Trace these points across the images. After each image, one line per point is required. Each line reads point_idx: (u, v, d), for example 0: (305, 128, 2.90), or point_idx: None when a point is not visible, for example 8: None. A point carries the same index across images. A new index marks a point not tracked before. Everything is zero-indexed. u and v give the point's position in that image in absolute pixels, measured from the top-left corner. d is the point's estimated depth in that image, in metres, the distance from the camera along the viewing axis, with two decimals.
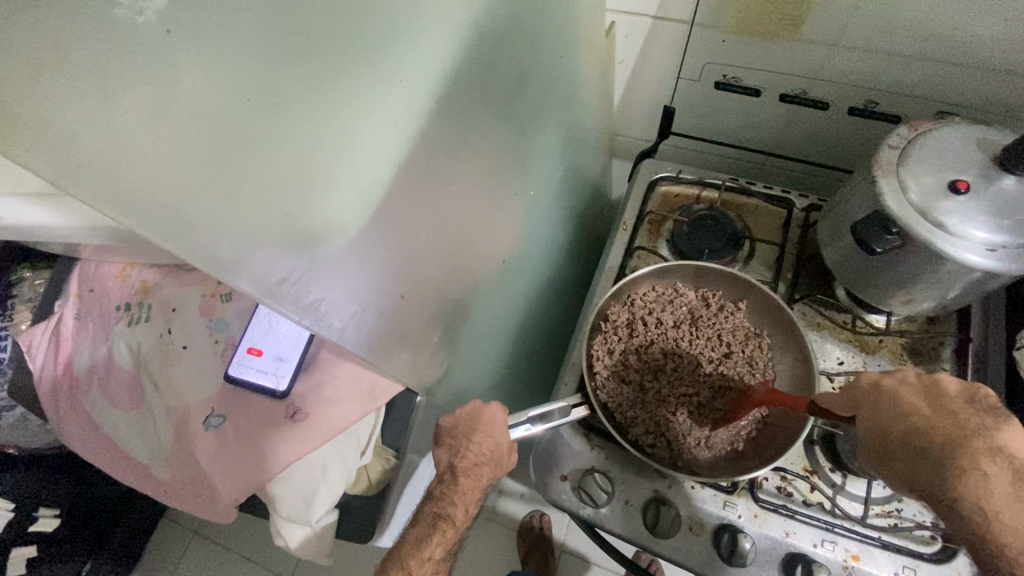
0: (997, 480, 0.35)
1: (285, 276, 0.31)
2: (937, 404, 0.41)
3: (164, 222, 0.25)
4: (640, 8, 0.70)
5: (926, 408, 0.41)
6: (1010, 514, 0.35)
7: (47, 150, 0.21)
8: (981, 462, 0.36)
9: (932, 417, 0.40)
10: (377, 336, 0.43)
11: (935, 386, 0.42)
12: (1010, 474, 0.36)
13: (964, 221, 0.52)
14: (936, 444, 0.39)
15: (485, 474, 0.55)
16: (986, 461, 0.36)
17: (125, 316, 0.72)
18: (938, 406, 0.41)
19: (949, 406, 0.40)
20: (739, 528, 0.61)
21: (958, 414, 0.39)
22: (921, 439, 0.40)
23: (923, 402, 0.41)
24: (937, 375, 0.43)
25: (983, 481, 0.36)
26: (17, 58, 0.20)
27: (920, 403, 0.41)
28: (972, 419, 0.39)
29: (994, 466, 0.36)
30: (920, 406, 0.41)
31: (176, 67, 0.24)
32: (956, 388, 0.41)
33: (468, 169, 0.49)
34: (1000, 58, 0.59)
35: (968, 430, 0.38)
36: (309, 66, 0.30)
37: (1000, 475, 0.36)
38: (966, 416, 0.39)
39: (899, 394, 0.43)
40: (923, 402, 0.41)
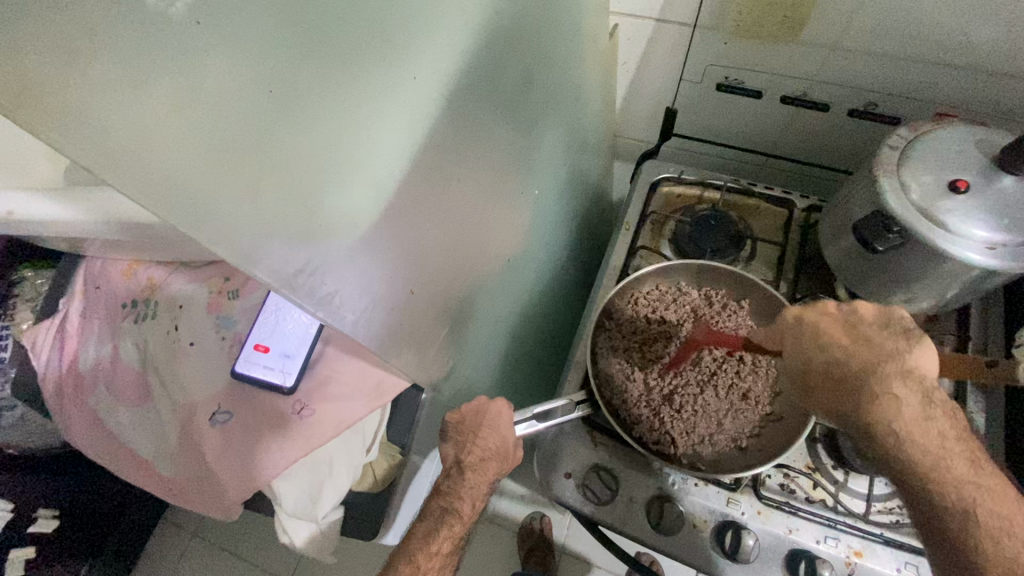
0: (911, 405, 0.39)
1: (301, 268, 0.31)
2: (858, 333, 0.43)
3: (189, 212, 0.25)
4: (643, 11, 0.71)
5: (847, 339, 0.43)
6: (919, 431, 0.39)
7: (78, 135, 0.21)
8: (893, 387, 0.40)
9: (855, 350, 0.42)
10: (388, 331, 0.43)
11: (851, 312, 0.44)
12: (920, 394, 0.40)
13: (964, 220, 0.53)
14: (858, 375, 0.42)
15: (491, 469, 0.56)
16: (903, 389, 0.40)
17: (132, 314, 0.72)
18: (858, 334, 0.43)
19: (868, 334, 0.43)
20: (743, 525, 0.61)
21: (878, 343, 0.42)
22: (842, 368, 0.43)
23: (845, 332, 0.43)
24: (855, 303, 0.44)
25: (902, 408, 0.39)
26: (56, 42, 0.20)
27: (841, 335, 0.43)
28: (890, 346, 0.42)
29: (904, 389, 0.39)
30: (840, 337, 0.43)
31: (202, 59, 0.24)
32: (870, 313, 0.44)
33: (476, 166, 0.50)
34: (997, 62, 0.60)
35: (883, 356, 0.41)
36: (326, 62, 0.30)
37: (909, 398, 0.39)
38: (881, 341, 0.42)
39: (822, 326, 0.44)
40: (842, 331, 0.43)
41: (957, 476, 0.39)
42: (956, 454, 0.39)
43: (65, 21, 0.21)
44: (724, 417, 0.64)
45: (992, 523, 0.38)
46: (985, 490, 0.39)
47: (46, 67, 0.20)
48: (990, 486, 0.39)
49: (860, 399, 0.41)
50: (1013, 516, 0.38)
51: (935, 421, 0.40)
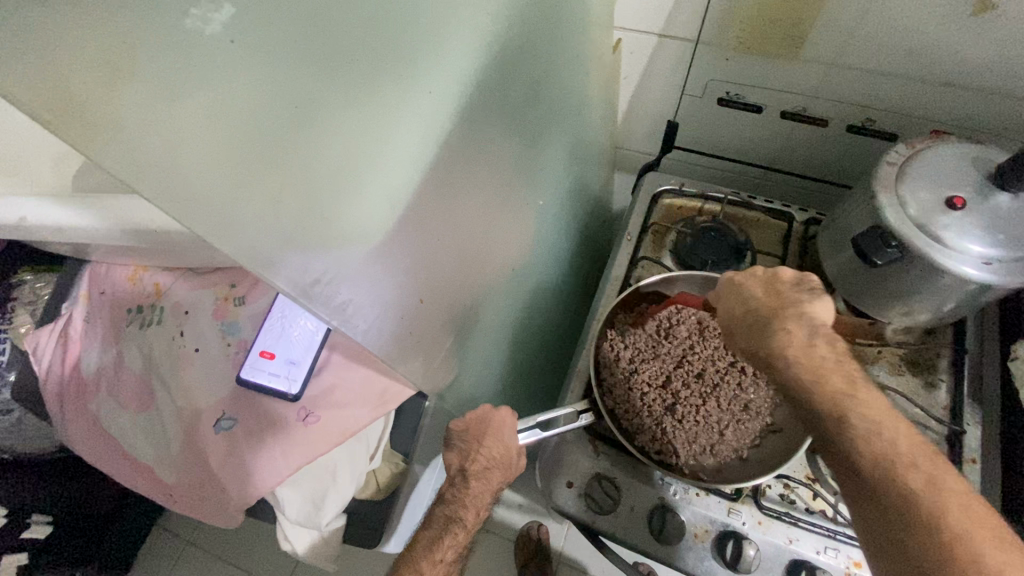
0: (798, 335, 0.43)
1: (317, 277, 0.32)
2: (771, 287, 0.47)
3: (214, 222, 0.26)
4: (646, 26, 0.72)
5: (761, 291, 0.47)
6: (804, 355, 0.42)
7: (115, 149, 0.22)
8: (788, 323, 0.44)
9: (764, 300, 0.46)
10: (398, 339, 0.44)
11: (773, 274, 0.48)
12: (807, 329, 0.43)
13: (961, 236, 0.54)
14: (761, 318, 0.46)
15: (494, 477, 0.57)
16: (792, 323, 0.44)
17: (138, 319, 0.72)
18: (768, 289, 0.47)
19: (779, 288, 0.46)
20: (743, 535, 0.62)
21: (783, 294, 0.46)
22: (752, 314, 0.47)
23: (761, 288, 0.47)
24: (777, 267, 0.48)
25: (791, 338, 0.43)
26: (101, 58, 0.21)
27: (758, 289, 0.47)
28: (794, 296, 0.45)
29: (795, 326, 0.43)
30: (757, 291, 0.47)
31: (233, 74, 0.25)
32: (790, 273, 0.47)
33: (486, 177, 0.51)
34: (992, 81, 0.62)
35: (783, 303, 0.45)
36: (349, 77, 0.31)
37: (798, 332, 0.43)
38: (789, 293, 0.46)
39: (745, 284, 0.49)
40: (760, 287, 0.47)
41: (829, 386, 0.41)
42: (835, 370, 0.41)
43: (107, 35, 0.21)
44: (726, 428, 0.64)
45: (862, 425, 0.39)
46: (859, 398, 0.40)
47: (90, 80, 0.21)
48: (866, 398, 0.40)
49: (761, 332, 0.45)
50: (889, 424, 0.39)
51: (820, 350, 0.42)
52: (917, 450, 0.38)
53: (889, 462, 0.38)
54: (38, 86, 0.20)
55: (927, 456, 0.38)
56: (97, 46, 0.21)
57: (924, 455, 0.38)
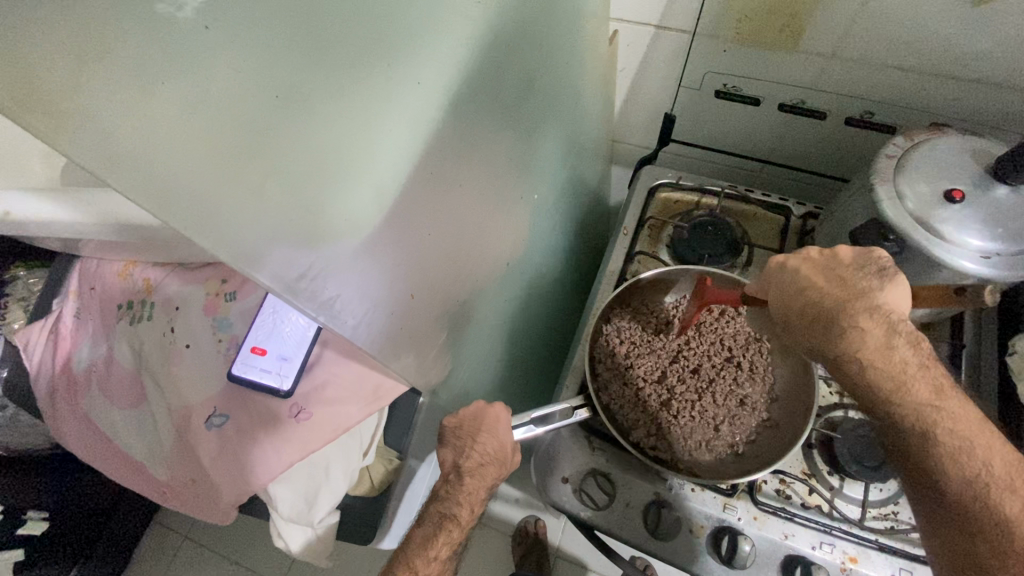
0: (874, 334, 0.41)
1: (304, 273, 0.31)
2: (832, 275, 0.44)
3: (193, 215, 0.25)
4: (643, 17, 0.71)
5: (822, 281, 0.44)
6: (882, 358, 0.41)
7: (83, 136, 0.21)
8: (859, 319, 0.41)
9: (829, 290, 0.44)
10: (388, 335, 0.43)
11: (831, 258, 0.45)
12: (884, 326, 0.41)
13: (959, 230, 0.54)
14: (826, 311, 0.43)
15: (489, 474, 0.56)
16: (865, 319, 0.41)
17: (127, 314, 0.71)
18: (830, 277, 0.44)
19: (843, 275, 0.44)
20: (739, 531, 0.62)
21: (849, 281, 0.43)
22: (816, 306, 0.44)
23: (821, 277, 0.45)
24: (834, 249, 0.46)
25: (866, 338, 0.41)
26: (69, 42, 0.21)
27: (818, 278, 0.45)
28: (862, 284, 0.43)
29: (870, 321, 0.41)
30: (817, 282, 0.45)
31: (210, 62, 0.24)
32: (849, 255, 0.45)
33: (478, 171, 0.50)
34: (992, 73, 0.61)
35: (853, 292, 0.43)
36: (332, 66, 0.30)
37: (874, 329, 0.41)
38: (856, 281, 0.43)
39: (801, 272, 0.46)
40: (820, 276, 0.45)
41: (914, 396, 0.40)
42: (918, 379, 0.41)
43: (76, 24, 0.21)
44: (721, 423, 0.64)
45: (950, 445, 0.39)
46: (946, 411, 0.40)
47: (56, 66, 0.21)
48: (952, 411, 0.40)
49: (829, 331, 0.43)
50: (979, 441, 0.39)
51: (899, 350, 0.41)
52: (1013, 471, 0.39)
53: (981, 485, 0.39)
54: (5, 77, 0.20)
55: (1022, 476, 0.39)
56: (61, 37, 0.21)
57: (1015, 473, 0.39)
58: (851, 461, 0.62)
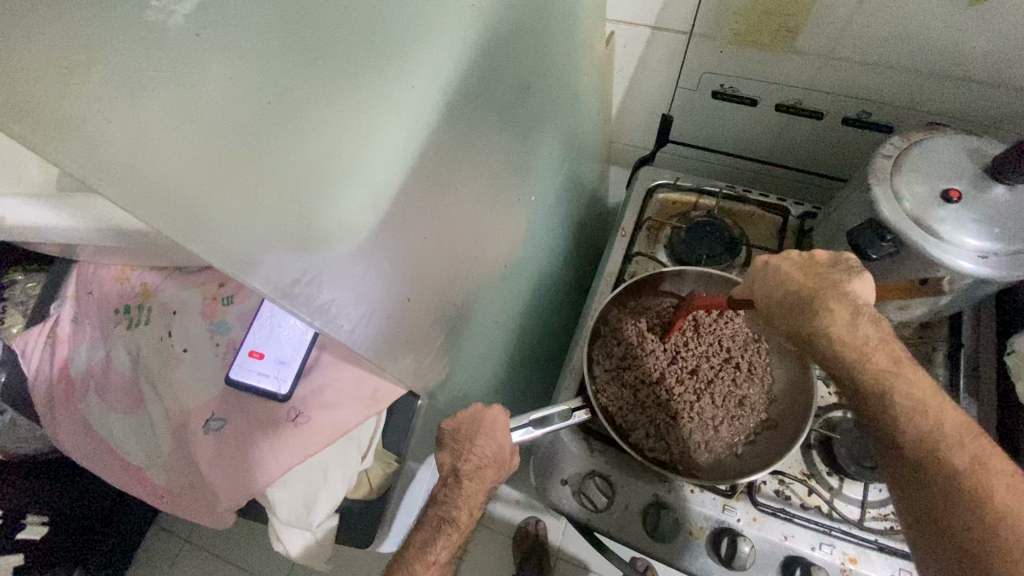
0: (840, 313, 0.43)
1: (298, 277, 0.31)
2: (807, 268, 0.47)
3: (185, 221, 0.25)
4: (639, 18, 0.71)
5: (797, 273, 0.47)
6: (845, 332, 0.43)
7: (73, 144, 0.21)
8: (828, 302, 0.44)
9: (802, 280, 0.46)
10: (384, 338, 0.43)
11: (806, 256, 0.48)
12: (850, 308, 0.43)
13: (956, 229, 0.54)
14: (798, 296, 0.46)
15: (488, 476, 0.56)
16: (833, 301, 0.44)
17: (124, 319, 0.71)
18: (803, 269, 0.47)
19: (815, 268, 0.47)
20: (738, 532, 0.61)
21: (820, 273, 0.46)
22: (791, 294, 0.46)
23: (797, 269, 0.47)
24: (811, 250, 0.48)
25: (833, 317, 0.43)
26: (58, 53, 0.21)
27: (792, 270, 0.47)
28: (832, 275, 0.45)
29: (837, 303, 0.43)
30: (792, 273, 0.47)
31: (200, 69, 0.24)
32: (825, 256, 0.47)
33: (475, 174, 0.50)
34: (988, 72, 0.61)
35: (824, 282, 0.45)
36: (324, 71, 0.30)
37: (840, 309, 0.43)
38: (825, 273, 0.46)
39: (778, 266, 0.48)
40: (795, 269, 0.47)
41: (873, 364, 0.42)
42: (880, 353, 0.42)
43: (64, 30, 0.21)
44: (719, 424, 0.64)
45: (905, 404, 0.40)
46: (906, 381, 0.41)
47: (43, 76, 0.20)
48: (908, 376, 0.41)
49: (799, 313, 0.45)
50: (933, 402, 0.40)
51: (863, 327, 0.43)
52: (966, 430, 0.39)
53: (932, 441, 0.39)
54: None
55: (976, 436, 0.39)
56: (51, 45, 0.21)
57: (969, 432, 0.39)
58: (849, 462, 0.62)
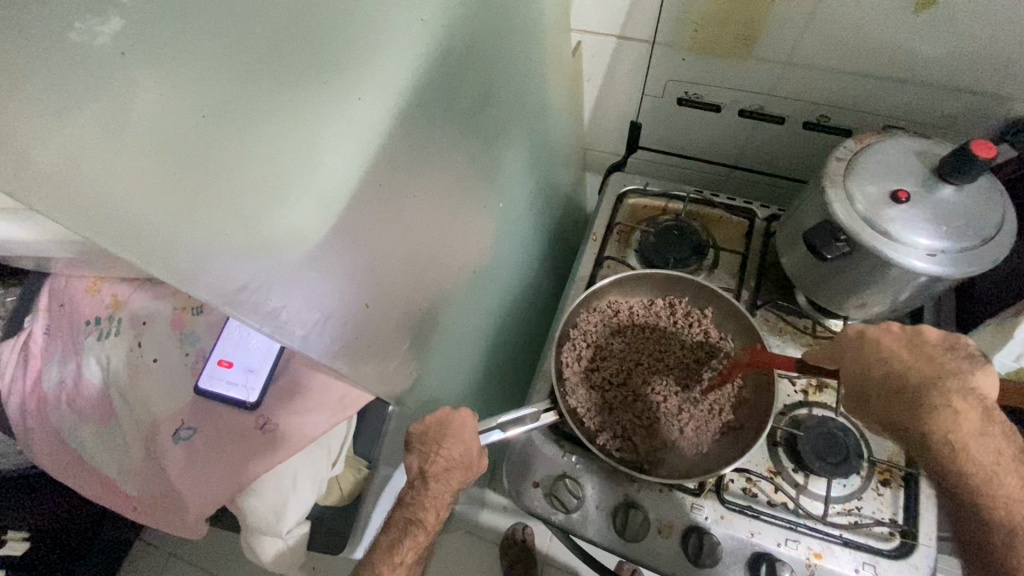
0: (968, 415, 0.41)
1: (244, 285, 0.32)
2: (918, 351, 0.45)
3: (119, 232, 0.26)
4: (605, 28, 0.73)
5: (907, 354, 0.45)
6: (974, 441, 0.40)
7: (2, 162, 0.23)
8: (953, 398, 0.42)
9: (915, 365, 0.45)
10: (344, 345, 0.44)
11: (916, 334, 0.46)
12: (978, 409, 0.41)
13: (907, 229, 0.56)
14: (915, 386, 0.44)
15: (455, 478, 0.57)
16: (960, 400, 0.42)
17: (95, 331, 0.72)
18: (913, 351, 0.46)
19: (930, 353, 0.45)
20: (706, 529, 0.62)
21: (938, 360, 0.44)
22: (901, 381, 0.45)
23: (906, 351, 0.46)
24: (920, 326, 0.47)
25: (959, 418, 0.41)
26: None
27: (903, 352, 0.46)
28: (952, 366, 0.43)
29: (964, 401, 0.42)
30: (900, 355, 0.46)
31: (129, 85, 0.26)
32: (936, 336, 0.46)
33: (435, 180, 0.51)
34: (938, 75, 0.64)
35: (940, 370, 0.44)
36: (261, 85, 0.31)
37: (967, 410, 0.41)
38: (944, 360, 0.44)
39: (885, 345, 0.47)
40: (904, 350, 0.46)
41: (1003, 485, 0.39)
42: (1008, 472, 0.40)
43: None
44: (686, 426, 0.65)
45: None
46: None
47: None
48: None
49: (918, 406, 0.43)
50: None
51: (992, 437, 0.40)
52: None
53: None
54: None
55: None
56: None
57: None
58: (814, 459, 0.63)
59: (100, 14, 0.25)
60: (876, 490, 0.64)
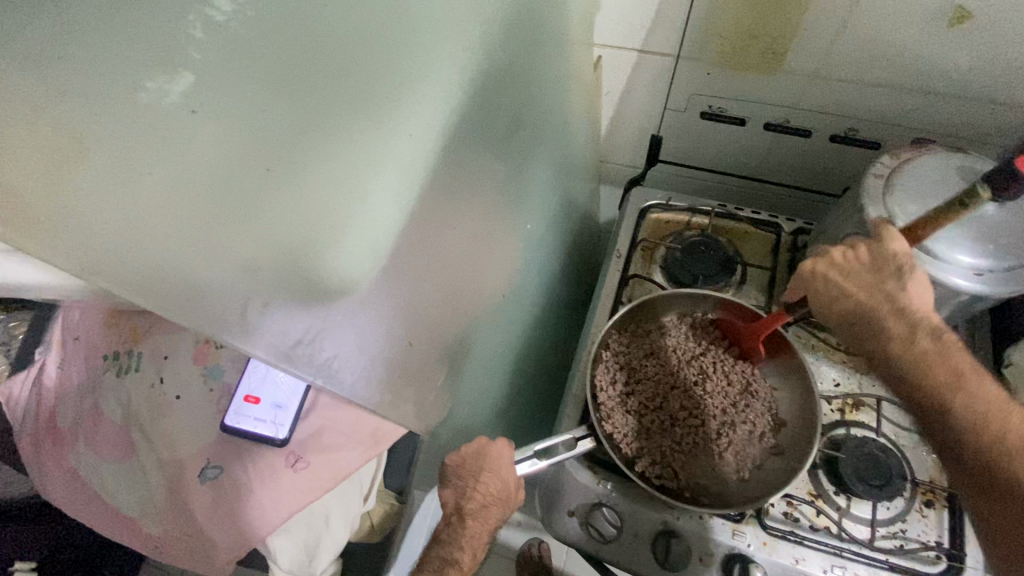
0: (895, 329, 0.46)
1: (299, 338, 0.32)
2: (859, 278, 0.50)
3: (180, 298, 0.28)
4: (625, 43, 0.72)
5: (849, 284, 0.50)
6: (901, 348, 0.45)
7: (81, 241, 0.26)
8: (885, 320, 0.47)
9: (857, 294, 0.49)
10: (387, 384, 0.42)
11: (857, 263, 0.51)
12: (905, 323, 0.45)
13: (950, 247, 0.55)
14: (851, 312, 0.49)
15: (491, 514, 0.56)
16: (889, 320, 0.46)
17: (114, 366, 0.69)
18: (856, 281, 0.50)
19: (868, 278, 0.49)
20: (750, 558, 0.61)
21: (873, 283, 0.49)
22: (846, 309, 0.50)
23: (848, 281, 0.50)
24: (858, 253, 0.51)
25: (889, 334, 0.46)
26: (51, 155, 0.25)
27: (846, 282, 0.50)
28: (888, 286, 0.48)
29: (894, 320, 0.46)
30: (844, 285, 0.50)
31: (189, 137, 0.27)
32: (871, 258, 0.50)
33: (471, 210, 0.49)
34: (971, 87, 0.63)
35: (880, 295, 0.48)
36: (315, 124, 0.32)
37: (894, 325, 0.46)
38: (881, 283, 0.48)
39: (830, 279, 0.51)
40: (849, 281, 0.50)
41: (930, 378, 0.42)
42: (939, 365, 0.42)
43: (59, 126, 0.25)
44: (725, 451, 0.64)
45: (966, 415, 0.39)
46: (965, 389, 0.40)
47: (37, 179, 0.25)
48: (973, 391, 0.40)
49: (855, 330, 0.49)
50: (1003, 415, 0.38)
51: (919, 342, 0.44)
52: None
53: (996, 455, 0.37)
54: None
55: None
56: (29, 143, 0.25)
57: None
58: (857, 482, 0.62)
59: (171, 73, 0.27)
60: (920, 512, 0.63)
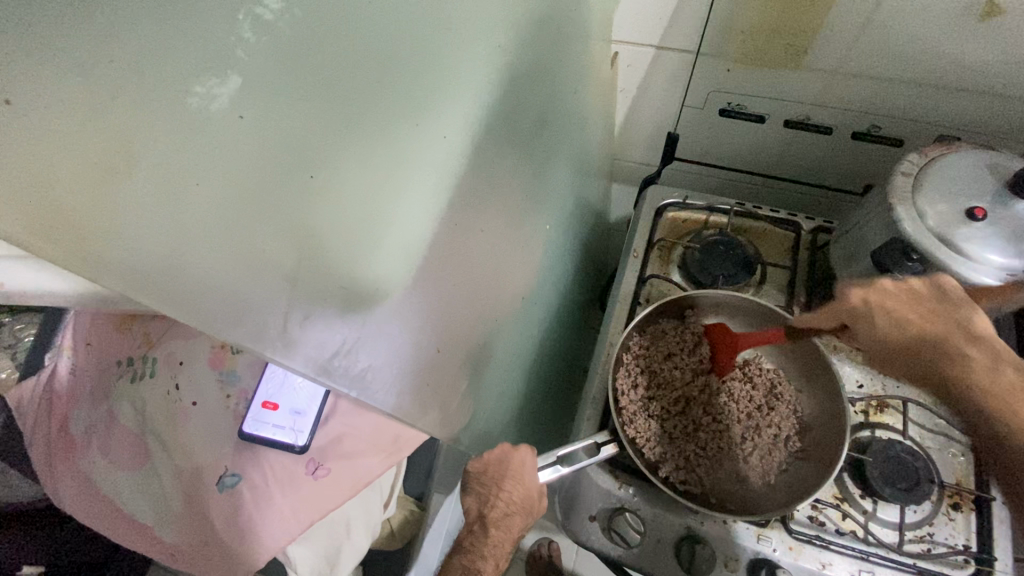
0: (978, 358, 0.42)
1: (336, 350, 0.31)
2: (920, 305, 0.46)
3: (224, 309, 0.28)
4: (644, 39, 0.71)
5: (910, 311, 0.46)
6: (989, 379, 0.41)
7: (128, 248, 0.26)
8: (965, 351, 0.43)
9: (917, 320, 0.46)
10: (417, 393, 0.40)
11: (914, 292, 0.47)
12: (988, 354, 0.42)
13: (981, 247, 0.53)
14: (922, 339, 0.45)
15: (515, 523, 0.55)
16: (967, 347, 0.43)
17: (128, 371, 0.68)
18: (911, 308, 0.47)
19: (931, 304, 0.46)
20: (776, 563, 0.60)
21: (938, 309, 0.45)
22: (908, 337, 0.46)
23: (907, 305, 0.46)
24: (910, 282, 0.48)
25: (969, 363, 0.43)
26: (99, 166, 0.26)
27: (905, 307, 0.46)
28: (957, 312, 0.45)
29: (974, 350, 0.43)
30: (902, 311, 0.46)
31: (228, 144, 0.29)
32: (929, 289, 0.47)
33: (496, 212, 0.48)
34: (999, 83, 0.62)
35: (951, 324, 0.44)
36: (355, 132, 0.34)
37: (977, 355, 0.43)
38: (947, 311, 0.45)
39: (887, 304, 0.47)
40: (909, 309, 0.46)
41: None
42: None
43: (107, 135, 0.26)
44: (751, 455, 0.63)
45: None
46: None
47: (83, 190, 0.25)
48: None
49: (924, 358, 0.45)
50: None
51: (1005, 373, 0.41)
52: None
53: None
54: (37, 194, 0.25)
55: None
56: (77, 154, 0.25)
57: None
58: (885, 486, 0.61)
59: (220, 78, 0.29)
60: (947, 515, 0.62)
